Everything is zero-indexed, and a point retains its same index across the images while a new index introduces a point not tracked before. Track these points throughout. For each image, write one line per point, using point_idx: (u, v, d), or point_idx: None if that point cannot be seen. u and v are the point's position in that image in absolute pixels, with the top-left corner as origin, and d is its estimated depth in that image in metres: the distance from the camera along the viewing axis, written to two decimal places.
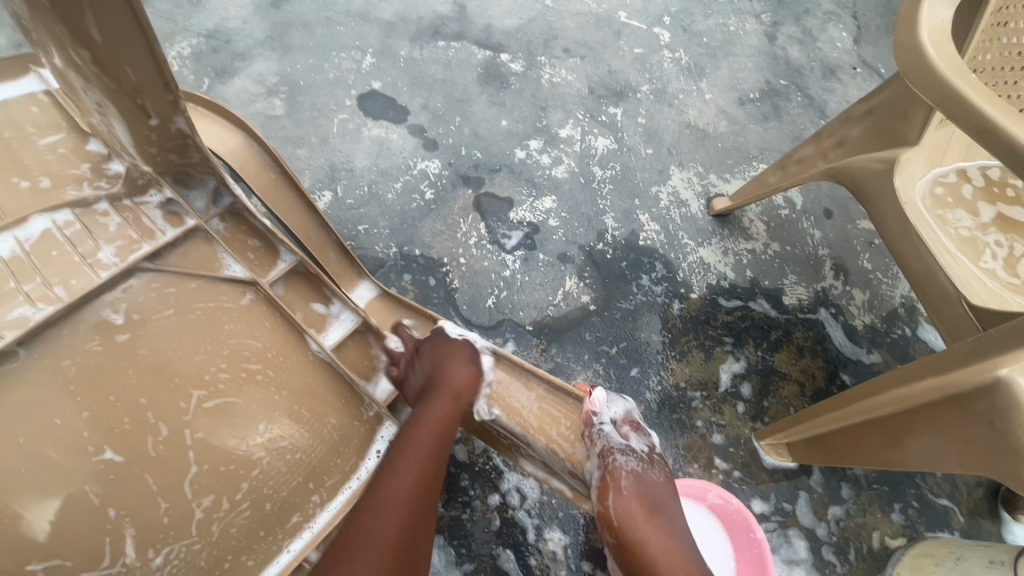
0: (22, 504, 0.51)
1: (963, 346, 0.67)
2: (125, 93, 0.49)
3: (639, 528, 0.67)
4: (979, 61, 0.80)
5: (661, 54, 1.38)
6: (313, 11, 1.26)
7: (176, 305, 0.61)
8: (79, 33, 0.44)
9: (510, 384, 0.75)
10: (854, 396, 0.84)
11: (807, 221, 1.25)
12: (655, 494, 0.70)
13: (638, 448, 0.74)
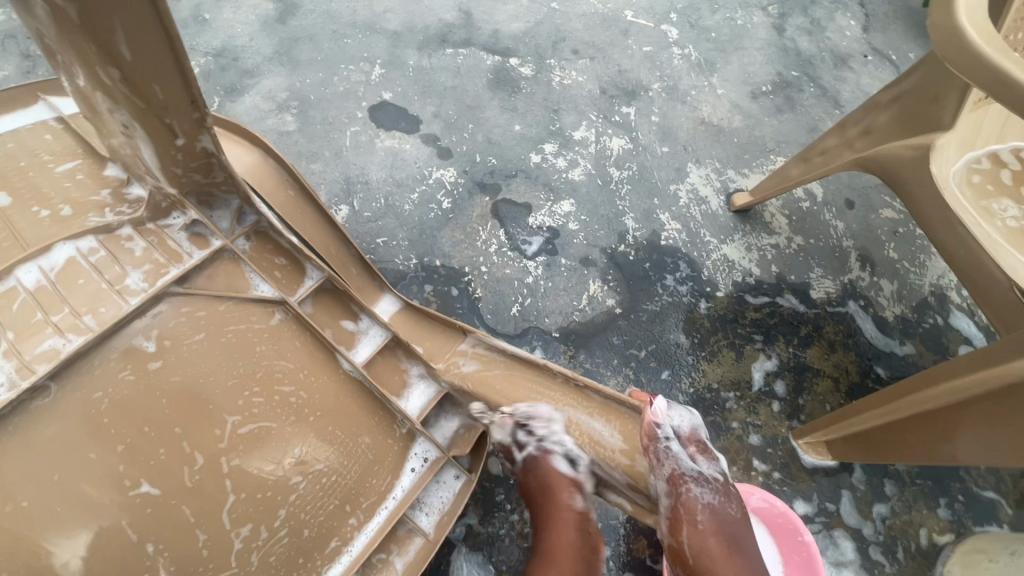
0: (58, 544, 0.50)
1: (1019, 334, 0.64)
2: (152, 113, 0.48)
3: (716, 565, 0.64)
4: (1012, 40, 0.78)
5: (670, 52, 1.37)
6: (319, 25, 1.25)
7: (206, 328, 0.58)
8: (109, 52, 0.43)
9: (566, 402, 0.75)
10: (895, 394, 0.81)
11: (829, 212, 1.23)
12: (733, 527, 0.67)
13: (713, 476, 0.71)
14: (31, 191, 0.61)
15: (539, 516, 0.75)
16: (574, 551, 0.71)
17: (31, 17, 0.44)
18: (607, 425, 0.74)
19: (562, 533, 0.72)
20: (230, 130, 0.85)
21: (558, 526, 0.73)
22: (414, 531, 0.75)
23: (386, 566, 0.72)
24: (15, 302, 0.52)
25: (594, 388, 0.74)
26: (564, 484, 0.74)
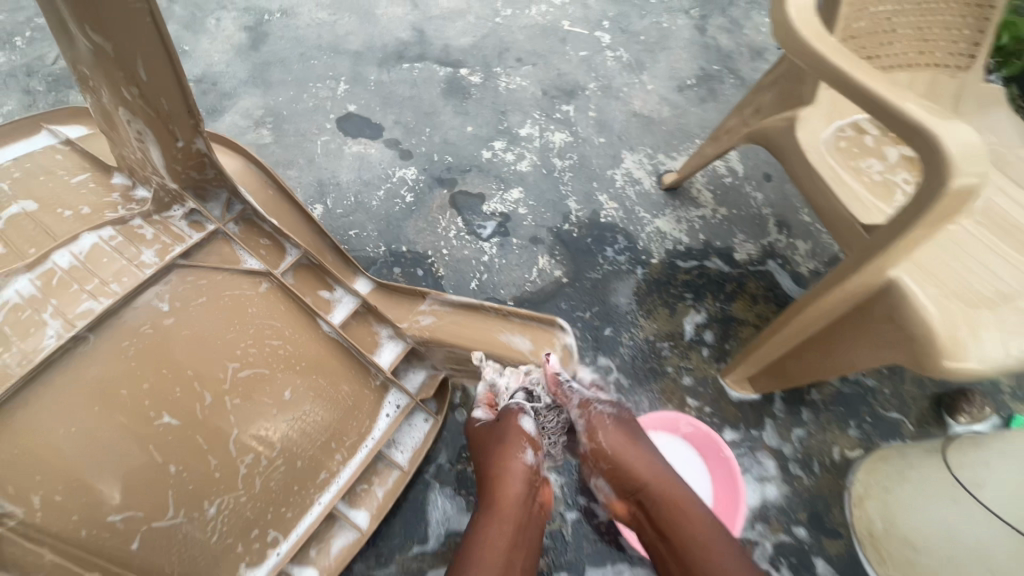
0: (99, 464, 0.64)
1: (832, 275, 0.83)
2: (162, 119, 0.63)
3: (626, 454, 0.84)
4: (851, 29, 0.96)
5: (604, 55, 1.54)
6: (288, 50, 1.40)
7: (208, 294, 0.73)
8: (129, 73, 0.58)
9: (497, 328, 0.91)
10: (780, 328, 0.97)
11: (749, 185, 1.40)
12: (633, 426, 0.88)
13: (608, 400, 0.90)
14: (56, 197, 0.75)
15: (489, 466, 0.82)
16: (517, 501, 0.79)
17: (69, 51, 0.58)
18: (529, 340, 0.90)
19: (508, 485, 0.79)
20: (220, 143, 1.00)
21: (507, 478, 0.80)
22: (390, 465, 0.90)
23: (369, 495, 0.88)
24: (55, 278, 0.65)
25: (517, 312, 0.90)
26: (521, 437, 0.83)
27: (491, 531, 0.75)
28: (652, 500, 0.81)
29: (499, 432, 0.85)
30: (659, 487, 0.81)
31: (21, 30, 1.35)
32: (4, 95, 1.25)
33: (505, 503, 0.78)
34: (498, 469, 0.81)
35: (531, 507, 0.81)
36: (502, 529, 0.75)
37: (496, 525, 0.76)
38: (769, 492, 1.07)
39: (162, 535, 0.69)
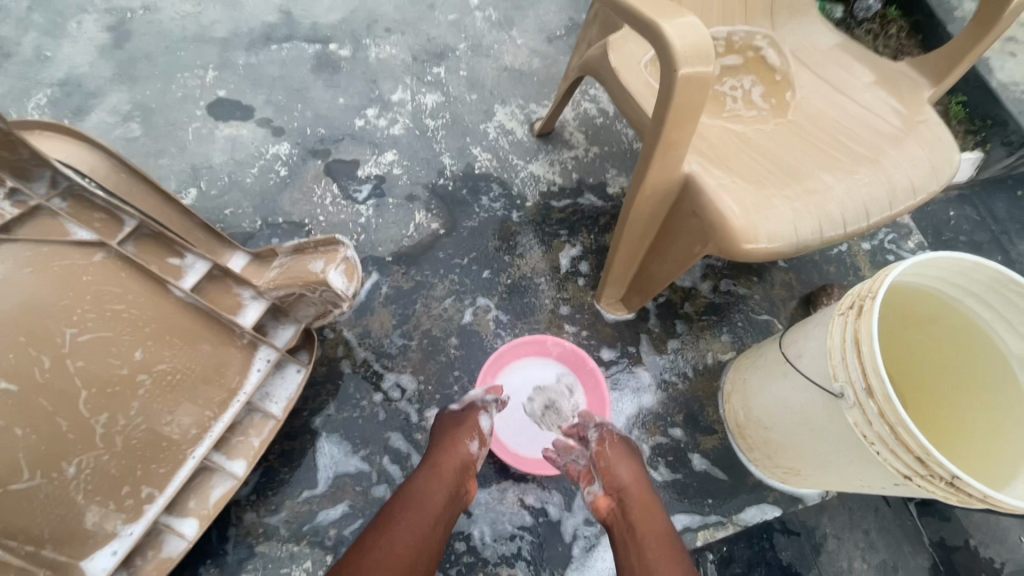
0: None
1: (634, 181, 0.90)
2: None
3: (619, 458, 0.88)
4: None
5: (473, 15, 1.58)
6: (153, 44, 1.41)
7: (34, 264, 0.74)
8: None
9: (303, 263, 0.98)
10: (619, 245, 1.05)
11: (620, 123, 1.47)
12: (632, 446, 0.93)
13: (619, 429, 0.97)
14: None
15: (439, 437, 0.88)
16: (456, 470, 0.83)
17: None
18: (321, 263, 0.97)
19: (451, 461, 0.83)
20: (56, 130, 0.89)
21: (451, 447, 0.85)
22: (266, 416, 0.97)
23: (245, 445, 0.94)
24: None
25: (314, 241, 0.99)
26: (475, 428, 0.89)
27: (425, 486, 0.78)
28: (631, 508, 0.81)
29: (461, 418, 0.91)
30: (640, 497, 0.82)
31: None
32: None
33: (442, 471, 0.81)
34: (447, 440, 0.87)
35: (465, 487, 0.83)
36: (438, 485, 0.79)
37: (430, 481, 0.79)
38: (645, 400, 1.15)
39: (19, 497, 0.72)
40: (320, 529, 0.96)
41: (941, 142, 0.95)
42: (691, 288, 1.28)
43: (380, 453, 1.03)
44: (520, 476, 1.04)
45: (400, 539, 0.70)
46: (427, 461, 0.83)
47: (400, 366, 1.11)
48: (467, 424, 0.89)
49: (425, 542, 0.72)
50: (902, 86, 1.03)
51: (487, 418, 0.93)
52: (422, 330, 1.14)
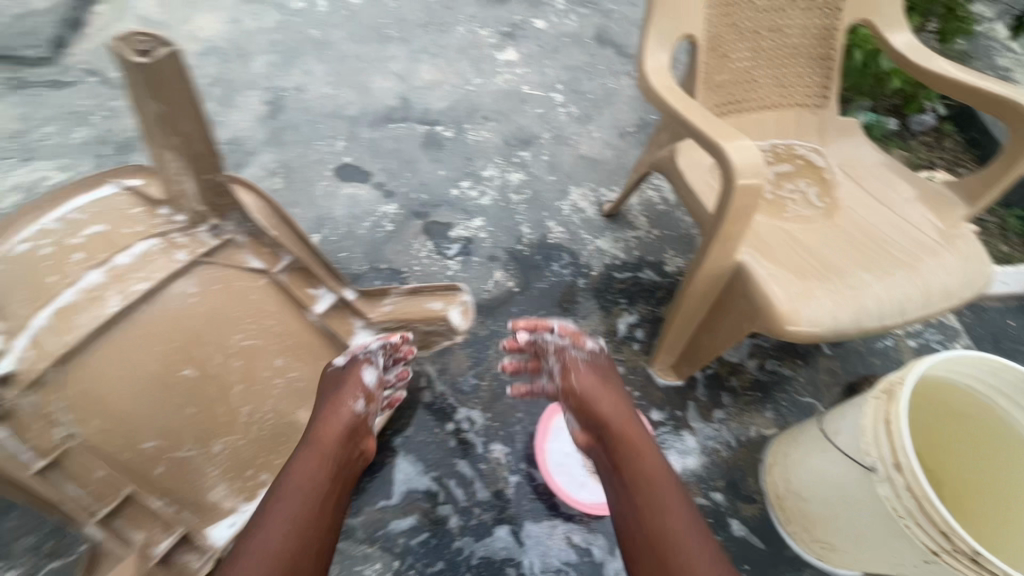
0: (139, 399, 0.89)
1: (689, 269, 1.07)
2: (197, 160, 0.89)
3: (594, 392, 0.96)
4: (707, 93, 1.23)
5: (557, 111, 1.86)
6: (299, 117, 1.75)
7: (221, 283, 1.00)
8: (176, 132, 0.83)
9: (421, 301, 1.22)
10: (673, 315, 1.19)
11: (680, 211, 1.66)
12: (604, 368, 1.01)
13: (594, 342, 1.06)
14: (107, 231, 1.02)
15: (320, 407, 0.92)
16: (339, 434, 0.89)
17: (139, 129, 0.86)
18: (440, 302, 1.21)
19: (332, 426, 0.89)
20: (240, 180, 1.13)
21: (330, 417, 0.90)
22: None
23: None
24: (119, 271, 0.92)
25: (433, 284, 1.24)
26: (358, 387, 0.96)
27: (305, 464, 0.82)
28: (615, 434, 0.90)
29: (344, 378, 0.98)
30: (620, 423, 0.91)
31: (95, 110, 1.68)
32: (79, 158, 1.56)
33: (324, 440, 0.86)
34: (328, 408, 0.92)
35: (352, 447, 0.91)
36: (318, 462, 0.83)
37: (310, 459, 0.83)
38: (690, 463, 1.24)
39: (179, 463, 0.93)
40: (390, 537, 1.09)
41: (974, 256, 1.07)
42: (737, 363, 1.39)
43: (447, 477, 1.17)
44: (569, 516, 1.14)
45: (290, 518, 0.75)
46: (312, 431, 0.88)
47: (472, 403, 1.26)
48: (351, 381, 0.96)
49: (318, 505, 0.79)
50: (939, 203, 1.17)
51: (369, 370, 1.00)
52: (492, 373, 1.31)
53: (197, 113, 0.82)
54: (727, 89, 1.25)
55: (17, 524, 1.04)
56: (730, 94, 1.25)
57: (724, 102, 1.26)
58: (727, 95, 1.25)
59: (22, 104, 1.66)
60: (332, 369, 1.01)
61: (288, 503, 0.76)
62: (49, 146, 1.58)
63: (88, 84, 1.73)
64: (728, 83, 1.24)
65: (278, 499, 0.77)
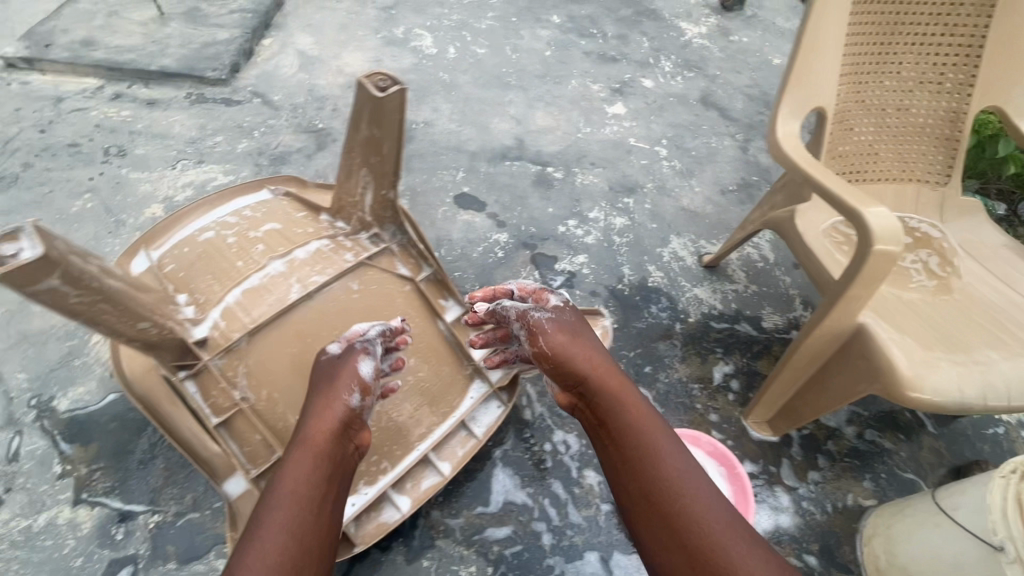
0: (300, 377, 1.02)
1: (804, 327, 1.11)
2: (383, 176, 1.04)
3: (562, 351, 0.97)
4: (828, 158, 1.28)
5: (661, 164, 1.96)
6: (426, 148, 1.93)
7: (377, 283, 1.12)
8: (377, 152, 0.98)
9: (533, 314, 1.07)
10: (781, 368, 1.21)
11: (779, 270, 1.69)
12: (572, 327, 1.02)
13: (557, 299, 1.09)
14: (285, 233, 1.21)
15: (313, 406, 0.89)
16: (331, 430, 0.86)
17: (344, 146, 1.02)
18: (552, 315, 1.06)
19: (324, 422, 0.86)
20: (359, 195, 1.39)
21: (325, 411, 0.88)
22: (470, 434, 1.19)
23: (450, 453, 1.17)
24: (297, 262, 1.09)
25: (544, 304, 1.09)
26: (353, 379, 0.92)
27: (301, 467, 0.79)
28: (602, 394, 0.92)
29: (337, 372, 0.94)
30: (611, 381, 0.93)
31: (257, 126, 1.93)
32: (241, 165, 1.80)
33: (316, 438, 0.83)
34: (321, 404, 0.89)
35: (347, 442, 0.88)
36: (315, 460, 0.80)
37: (305, 461, 0.80)
38: (783, 521, 1.23)
39: None
40: (487, 542, 1.14)
41: None
42: (835, 428, 1.38)
43: (542, 495, 1.22)
44: None
45: (289, 521, 0.72)
46: (304, 430, 0.85)
47: (568, 427, 1.32)
48: (341, 375, 0.93)
49: (313, 498, 0.76)
50: None
51: (367, 362, 0.95)
52: None
53: (398, 140, 0.96)
54: (847, 158, 1.30)
55: (166, 474, 1.18)
56: (849, 162, 1.31)
57: (842, 169, 1.31)
58: (845, 164, 1.30)
59: (199, 116, 1.93)
60: (324, 358, 0.97)
61: (280, 502, 0.74)
62: (218, 152, 1.83)
63: (253, 104, 2.00)
64: (849, 153, 1.30)
65: (270, 500, 0.74)
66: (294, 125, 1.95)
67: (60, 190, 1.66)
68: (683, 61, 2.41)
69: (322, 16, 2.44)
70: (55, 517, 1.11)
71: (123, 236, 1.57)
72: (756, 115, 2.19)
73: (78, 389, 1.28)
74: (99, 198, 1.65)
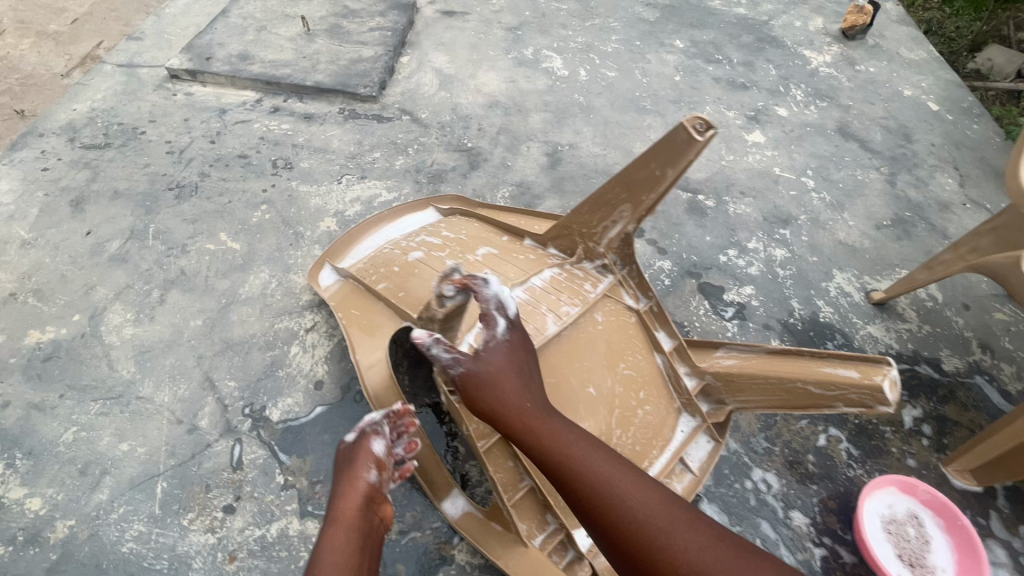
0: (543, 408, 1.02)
1: None
2: (641, 213, 1.02)
3: (488, 400, 0.88)
4: None
5: (810, 195, 1.95)
6: (576, 171, 1.95)
7: (609, 316, 1.14)
8: (652, 192, 0.98)
9: (820, 362, 1.02)
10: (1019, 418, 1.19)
11: (950, 310, 1.66)
12: (490, 376, 0.89)
13: (495, 334, 0.93)
14: (507, 257, 1.24)
15: (337, 488, 0.97)
16: (355, 511, 0.94)
17: (609, 183, 1.03)
18: (834, 365, 1.00)
19: (348, 505, 0.94)
20: (541, 216, 1.48)
21: (346, 495, 0.95)
22: (685, 469, 1.18)
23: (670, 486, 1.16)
24: (539, 292, 1.12)
25: (821, 354, 1.03)
26: (367, 460, 0.98)
27: (335, 543, 0.88)
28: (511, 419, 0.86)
29: (354, 454, 1.00)
30: (513, 414, 0.86)
31: (410, 143, 1.97)
32: (403, 182, 1.84)
33: (341, 523, 0.92)
34: (343, 488, 0.96)
35: (371, 521, 0.94)
36: (342, 545, 0.88)
37: (339, 535, 0.90)
38: None
39: None
40: None
41: None
42: None
43: (751, 534, 1.23)
44: None
45: None
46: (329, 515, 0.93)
47: (766, 465, 1.31)
48: (362, 457, 0.99)
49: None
50: None
51: (379, 442, 1.01)
52: (783, 438, 1.35)
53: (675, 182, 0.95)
54: None
55: None
56: None
57: None
58: None
59: (355, 131, 1.98)
60: (343, 445, 1.03)
61: None
62: (377, 168, 1.87)
63: (403, 121, 2.04)
64: None
65: None
66: (445, 144, 1.98)
67: (238, 200, 1.72)
68: (813, 90, 2.39)
69: (452, 34, 2.48)
70: (286, 527, 1.14)
71: (303, 248, 1.61)
72: (898, 148, 2.16)
73: (287, 399, 1.31)
74: (276, 210, 1.70)
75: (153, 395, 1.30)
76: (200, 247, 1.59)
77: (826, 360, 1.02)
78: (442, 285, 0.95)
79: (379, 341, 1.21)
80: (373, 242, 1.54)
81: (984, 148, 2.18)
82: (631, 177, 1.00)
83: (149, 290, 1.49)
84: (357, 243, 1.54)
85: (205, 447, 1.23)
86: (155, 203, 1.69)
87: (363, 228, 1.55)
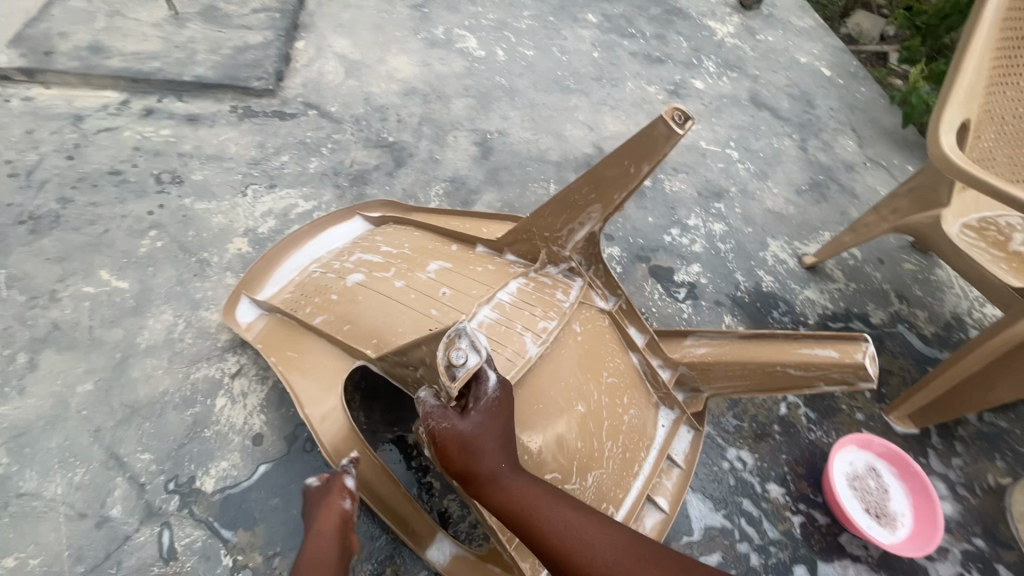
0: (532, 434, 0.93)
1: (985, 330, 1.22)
2: (609, 212, 0.95)
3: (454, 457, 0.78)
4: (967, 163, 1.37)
5: (736, 167, 2.00)
6: (510, 159, 1.84)
7: (585, 323, 1.07)
8: (623, 189, 0.91)
9: (798, 345, 1.02)
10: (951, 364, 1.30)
11: (869, 265, 1.78)
12: (468, 435, 0.78)
13: (485, 390, 0.80)
14: (464, 270, 1.12)
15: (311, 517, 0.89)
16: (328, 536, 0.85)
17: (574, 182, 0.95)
18: (815, 347, 1.00)
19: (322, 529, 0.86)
20: (489, 216, 1.36)
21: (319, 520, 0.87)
22: (672, 465, 1.16)
23: (661, 485, 1.14)
24: (509, 309, 1.01)
25: (802, 337, 1.02)
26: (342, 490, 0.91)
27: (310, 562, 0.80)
28: (479, 477, 0.78)
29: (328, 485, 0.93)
30: (475, 466, 0.78)
31: (322, 142, 1.74)
32: (321, 187, 1.62)
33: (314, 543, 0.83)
34: (316, 515, 0.88)
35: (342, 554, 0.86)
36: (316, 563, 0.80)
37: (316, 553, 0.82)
38: (946, 507, 1.32)
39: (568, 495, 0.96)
40: None
41: None
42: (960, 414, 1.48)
43: (736, 514, 1.24)
44: (857, 556, 1.22)
45: None
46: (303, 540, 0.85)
47: (739, 443, 1.33)
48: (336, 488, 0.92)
49: None
50: None
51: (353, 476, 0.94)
52: (750, 413, 1.38)
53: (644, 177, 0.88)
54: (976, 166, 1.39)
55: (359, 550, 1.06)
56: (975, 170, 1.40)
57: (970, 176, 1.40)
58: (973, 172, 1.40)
59: (254, 132, 1.71)
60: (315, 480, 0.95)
61: None
62: (287, 173, 1.63)
63: (309, 116, 1.80)
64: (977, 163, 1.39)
65: None
66: (362, 140, 1.78)
67: (116, 228, 1.42)
68: (723, 61, 2.45)
69: (350, 13, 2.22)
70: None
71: (212, 278, 1.37)
72: (803, 114, 2.28)
73: (221, 463, 1.11)
74: (169, 235, 1.43)
75: (40, 488, 1.04)
76: (74, 292, 1.29)
77: (805, 344, 1.01)
78: (450, 351, 0.74)
79: (329, 383, 1.04)
80: (297, 262, 1.34)
81: (873, 109, 2.36)
82: (598, 174, 0.92)
83: (11, 354, 1.18)
84: (278, 265, 1.33)
85: (123, 541, 1.01)
86: (2, 242, 1.34)
87: (281, 246, 1.33)
